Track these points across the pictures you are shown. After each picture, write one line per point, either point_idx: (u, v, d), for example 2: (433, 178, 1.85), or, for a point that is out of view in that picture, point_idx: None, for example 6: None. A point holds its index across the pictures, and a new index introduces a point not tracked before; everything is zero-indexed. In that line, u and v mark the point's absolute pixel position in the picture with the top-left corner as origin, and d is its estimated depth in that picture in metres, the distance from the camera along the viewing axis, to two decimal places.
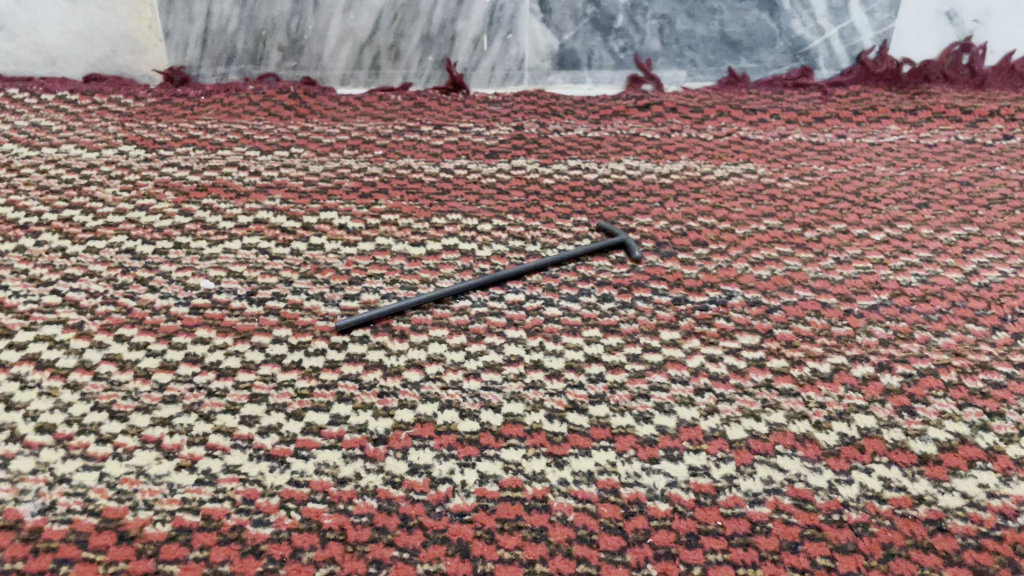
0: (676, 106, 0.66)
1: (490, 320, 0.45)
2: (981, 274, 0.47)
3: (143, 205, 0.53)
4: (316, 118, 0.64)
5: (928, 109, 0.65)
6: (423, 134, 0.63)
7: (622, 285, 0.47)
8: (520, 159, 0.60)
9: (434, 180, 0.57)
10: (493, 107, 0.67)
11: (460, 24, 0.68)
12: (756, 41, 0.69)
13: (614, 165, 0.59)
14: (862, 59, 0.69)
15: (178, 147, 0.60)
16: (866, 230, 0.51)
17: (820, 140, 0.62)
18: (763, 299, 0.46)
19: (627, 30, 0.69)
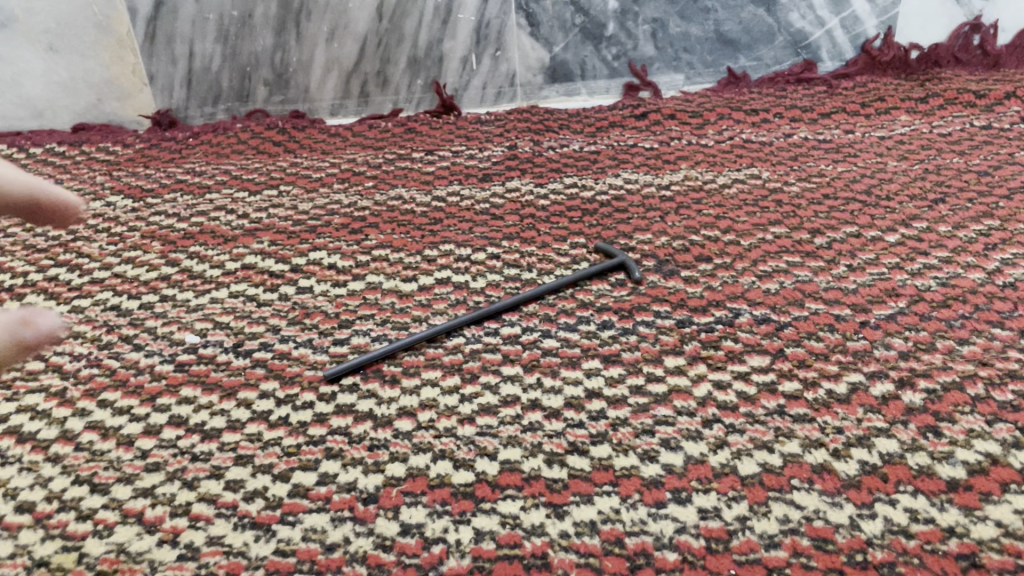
0: (675, 112, 0.64)
1: (486, 357, 0.43)
2: (1005, 272, 0.44)
3: (129, 257, 0.52)
4: (305, 152, 0.63)
5: (940, 96, 0.62)
6: (414, 162, 0.61)
7: (623, 309, 0.45)
8: (514, 180, 0.58)
9: (426, 210, 0.55)
10: (486, 127, 0.65)
11: (447, 44, 0.66)
12: (754, 38, 0.66)
13: (613, 180, 0.57)
14: (867, 48, 0.66)
15: (166, 193, 0.58)
16: (880, 232, 0.49)
17: (826, 137, 0.59)
18: (772, 316, 0.43)
19: (619, 37, 0.66)
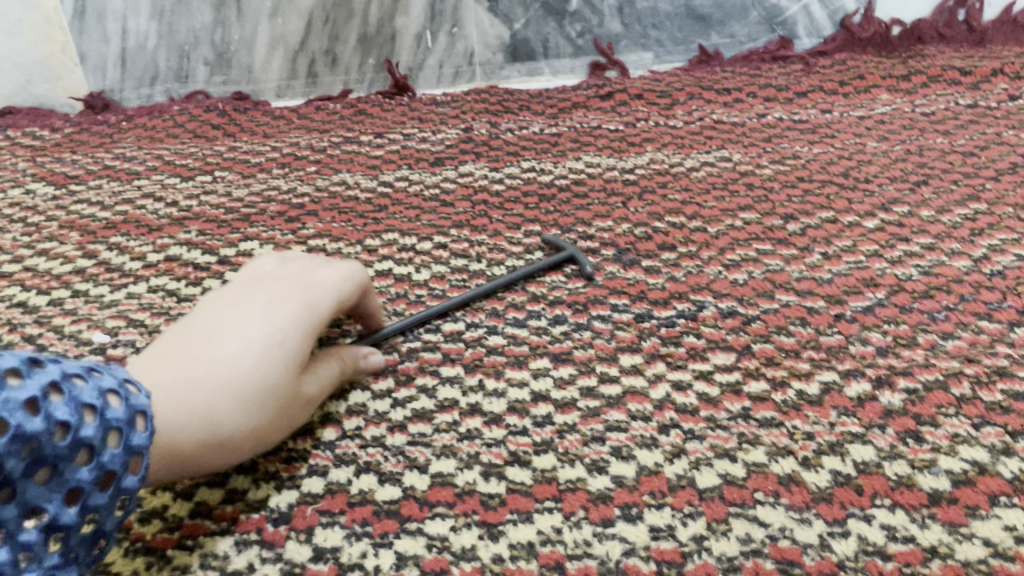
0: (642, 92, 0.60)
1: (424, 356, 0.39)
2: (993, 260, 0.41)
3: (44, 249, 0.48)
4: (246, 135, 0.59)
5: (923, 73, 0.58)
6: (362, 145, 0.57)
7: (577, 303, 0.41)
8: (468, 165, 0.54)
9: (371, 197, 0.51)
10: (442, 108, 0.61)
11: (399, 21, 0.62)
12: (727, 12, 0.63)
13: (573, 164, 0.53)
14: (846, 24, 0.62)
15: (91, 180, 0.54)
16: (857, 217, 0.45)
17: (802, 117, 0.55)
18: (739, 309, 0.40)
19: (583, 13, 0.63)
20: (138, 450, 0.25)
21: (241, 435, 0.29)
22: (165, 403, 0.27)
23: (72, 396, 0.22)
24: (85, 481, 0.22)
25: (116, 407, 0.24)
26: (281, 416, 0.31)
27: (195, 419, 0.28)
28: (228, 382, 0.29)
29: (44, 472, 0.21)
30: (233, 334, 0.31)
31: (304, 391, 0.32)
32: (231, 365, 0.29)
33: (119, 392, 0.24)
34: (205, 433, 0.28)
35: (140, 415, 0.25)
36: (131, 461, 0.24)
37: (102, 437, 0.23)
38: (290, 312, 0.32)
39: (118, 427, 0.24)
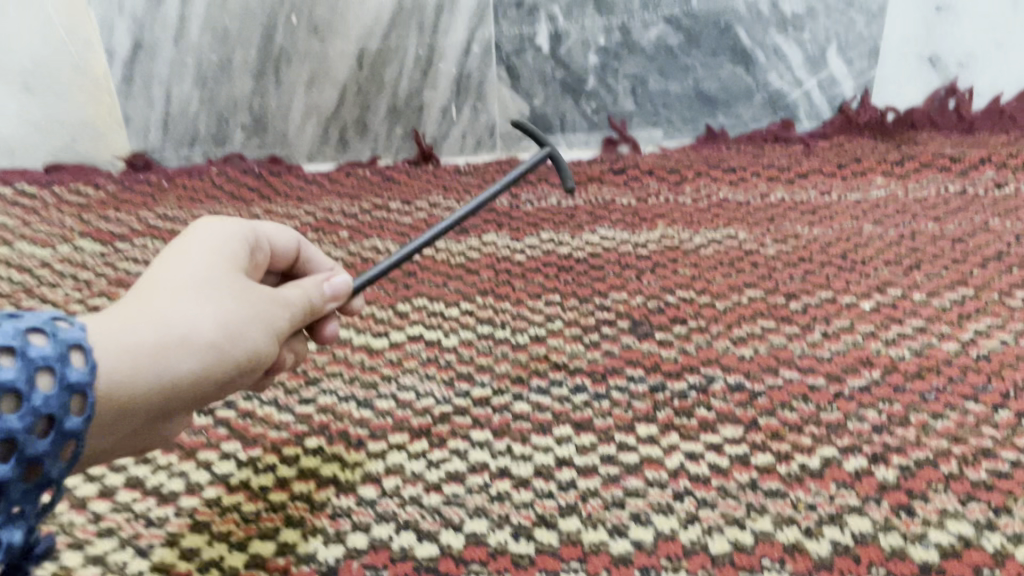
0: (653, 169, 0.64)
1: (455, 420, 0.42)
2: (979, 343, 0.44)
3: (94, 304, 0.51)
4: (281, 199, 0.63)
5: (915, 159, 0.62)
6: (391, 212, 0.61)
7: (596, 372, 0.45)
8: (491, 234, 0.58)
9: (400, 263, 0.55)
10: (464, 179, 0.65)
11: (426, 95, 0.67)
12: (732, 95, 0.67)
13: (589, 236, 0.57)
14: (844, 108, 0.67)
15: (137, 239, 0.58)
16: (855, 298, 0.49)
17: (803, 198, 0.59)
18: (746, 383, 0.43)
19: (598, 92, 0.67)
20: (78, 391, 0.22)
21: (208, 337, 0.27)
22: (112, 319, 0.25)
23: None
24: (1, 429, 0.20)
25: (30, 346, 0.22)
26: (246, 315, 0.29)
27: (148, 328, 0.25)
28: (167, 290, 0.27)
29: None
30: (158, 265, 0.28)
31: (263, 297, 0.30)
32: (170, 276, 0.28)
33: (44, 332, 0.22)
34: (163, 338, 0.25)
35: (79, 353, 0.23)
36: (70, 403, 0.22)
37: (23, 377, 0.21)
38: (217, 239, 0.31)
39: (40, 367, 0.21)
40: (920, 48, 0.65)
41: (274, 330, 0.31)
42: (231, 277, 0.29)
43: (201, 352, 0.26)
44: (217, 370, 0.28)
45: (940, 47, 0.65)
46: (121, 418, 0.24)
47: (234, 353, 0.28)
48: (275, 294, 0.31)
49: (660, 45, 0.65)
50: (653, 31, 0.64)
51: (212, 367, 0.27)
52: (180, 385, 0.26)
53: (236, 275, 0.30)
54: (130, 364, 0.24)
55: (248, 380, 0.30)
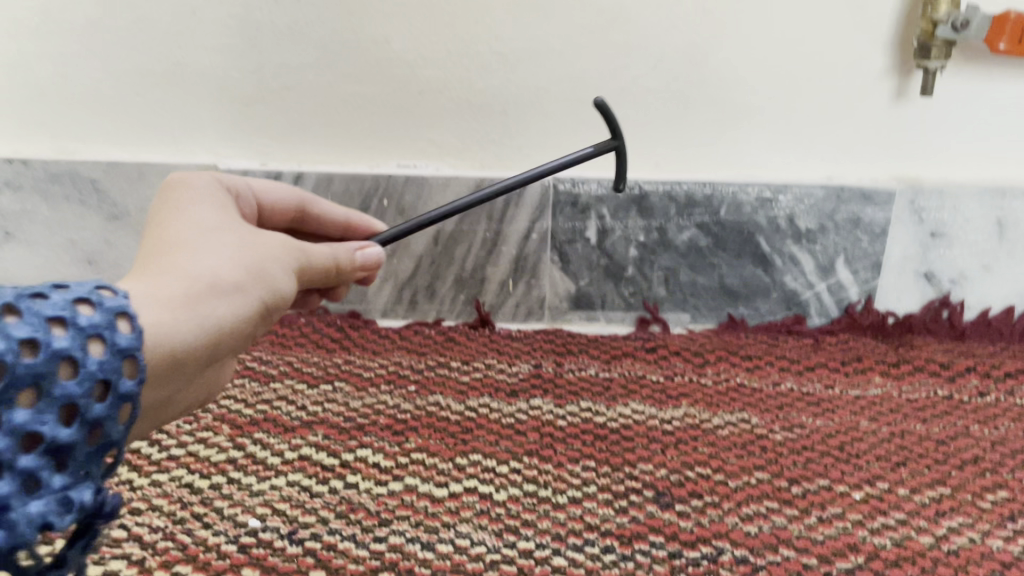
0: (680, 349, 0.74)
1: (503, 567, 0.49)
2: (952, 539, 0.52)
3: (202, 437, 0.61)
4: (358, 351, 0.73)
5: (909, 362, 0.71)
6: (452, 371, 0.71)
7: (624, 535, 0.53)
8: (537, 398, 0.67)
9: (458, 418, 0.64)
10: (516, 343, 0.75)
11: (489, 270, 0.78)
12: (752, 291, 0.77)
13: (622, 408, 0.66)
14: (849, 310, 0.77)
15: (236, 378, 0.68)
16: (848, 487, 0.57)
17: (809, 390, 0.68)
18: (750, 557, 0.51)
19: (636, 279, 0.77)
20: (127, 348, 0.32)
21: (232, 276, 0.40)
22: (153, 282, 0.37)
23: (45, 315, 0.30)
24: (75, 389, 0.30)
25: (90, 317, 0.31)
26: (252, 257, 0.43)
27: (183, 278, 0.38)
28: (186, 251, 0.40)
29: (40, 387, 0.29)
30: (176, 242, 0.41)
31: (269, 248, 0.45)
32: (188, 247, 0.41)
33: (95, 303, 0.32)
34: (189, 287, 0.38)
35: (123, 318, 0.33)
36: (122, 359, 0.32)
37: (80, 348, 0.30)
38: (208, 209, 0.45)
39: (98, 333, 0.31)
40: (917, 265, 0.75)
41: (288, 264, 0.45)
42: (241, 238, 0.43)
43: (228, 289, 0.40)
44: (245, 301, 0.41)
45: (934, 266, 0.75)
46: (176, 359, 0.36)
47: (253, 286, 0.42)
48: (278, 238, 0.46)
49: (691, 245, 0.76)
50: (685, 232, 0.75)
51: (241, 295, 0.41)
52: (221, 317, 0.39)
53: (232, 233, 0.43)
54: (182, 307, 0.37)
55: (274, 308, 0.44)
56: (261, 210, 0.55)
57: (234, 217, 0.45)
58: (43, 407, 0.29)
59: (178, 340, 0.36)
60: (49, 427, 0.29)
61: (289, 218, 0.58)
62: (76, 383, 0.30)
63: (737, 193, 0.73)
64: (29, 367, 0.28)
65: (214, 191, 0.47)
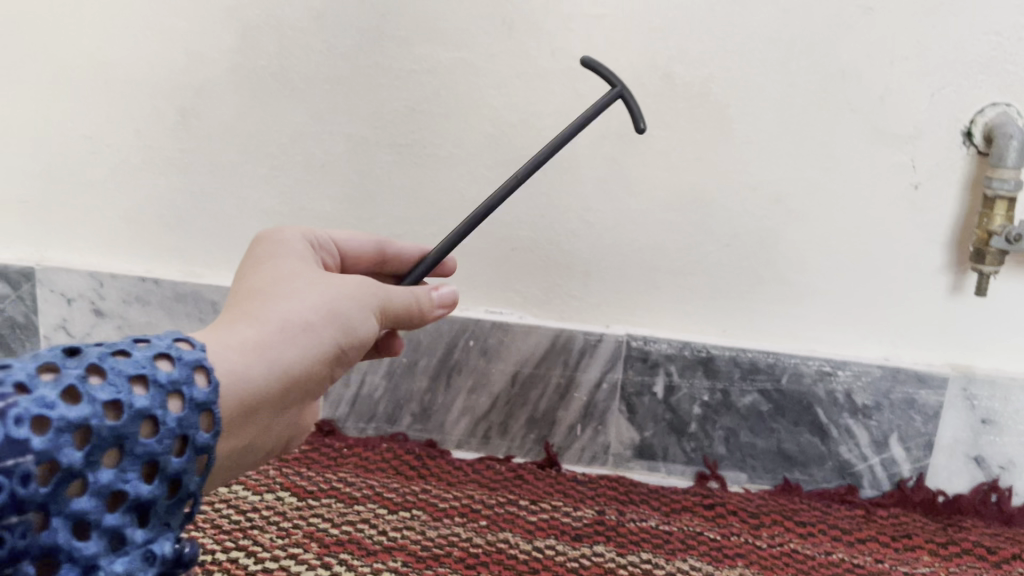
0: (737, 509, 0.78)
1: None
2: None
3: (292, 551, 0.67)
4: (434, 480, 0.79)
5: (957, 543, 0.74)
6: (522, 509, 0.76)
7: None
8: (600, 544, 0.71)
9: (526, 558, 0.69)
10: (580, 486, 0.80)
11: (560, 412, 0.84)
12: (807, 458, 0.81)
13: (681, 563, 0.70)
14: (901, 484, 0.80)
15: (324, 497, 0.75)
16: None
17: (860, 561, 0.72)
18: None
19: (698, 434, 0.82)
20: (201, 402, 0.38)
21: (300, 319, 0.47)
22: (230, 328, 0.45)
23: (128, 376, 0.36)
24: (155, 446, 0.36)
25: (168, 373, 0.37)
26: (325, 299, 0.49)
27: (253, 325, 0.45)
28: (262, 299, 0.48)
29: (123, 447, 0.35)
30: (256, 289, 0.49)
31: (340, 283, 0.51)
32: (265, 293, 0.48)
33: (173, 359, 0.38)
34: (261, 336, 0.45)
35: (198, 371, 0.39)
36: (196, 412, 0.38)
37: (160, 407, 0.36)
38: (288, 259, 0.53)
39: (174, 389, 0.37)
40: (967, 448, 0.79)
41: (364, 299, 0.51)
42: (314, 279, 0.50)
43: (297, 327, 0.47)
44: (316, 342, 0.48)
45: (984, 450, 0.78)
46: (252, 396, 0.43)
47: (325, 321, 0.48)
48: (354, 276, 0.52)
49: (752, 409, 0.81)
50: (747, 396, 0.80)
51: (313, 333, 0.47)
52: (294, 353, 0.46)
53: (306, 276, 0.50)
54: (252, 350, 0.44)
55: (355, 340, 0.51)
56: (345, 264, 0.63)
57: (311, 265, 0.53)
58: (126, 461, 0.35)
59: (253, 379, 0.43)
60: (130, 478, 0.35)
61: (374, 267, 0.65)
62: (155, 438, 0.36)
63: (799, 365, 0.79)
64: (116, 426, 0.34)
65: (296, 246, 0.55)
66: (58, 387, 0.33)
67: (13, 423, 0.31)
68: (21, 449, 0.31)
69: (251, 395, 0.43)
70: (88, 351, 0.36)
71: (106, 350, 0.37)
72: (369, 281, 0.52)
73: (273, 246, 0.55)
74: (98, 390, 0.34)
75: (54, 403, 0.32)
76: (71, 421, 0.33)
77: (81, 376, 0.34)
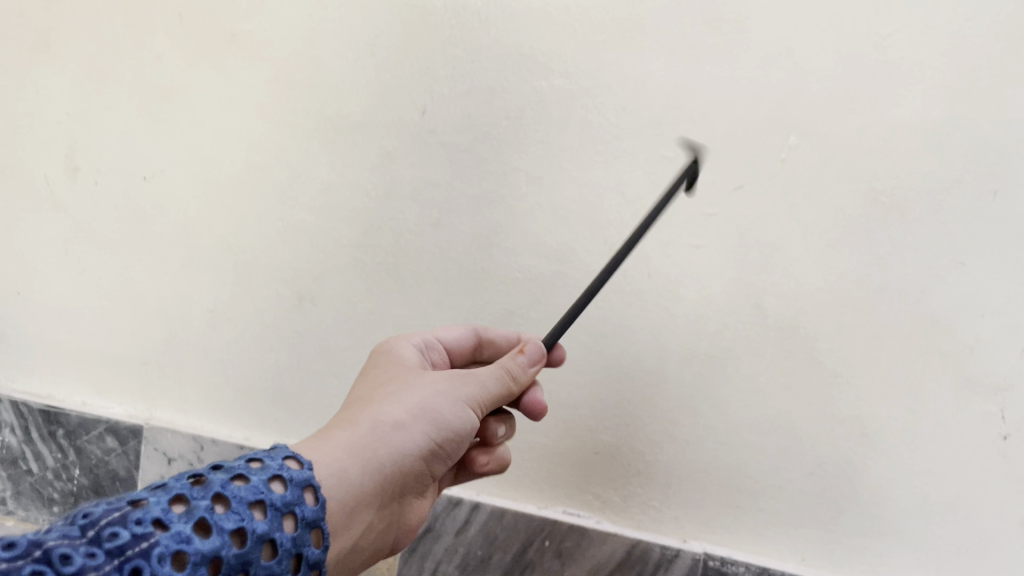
0: None
1: None
2: None
3: None
4: None
5: None
6: None
7: None
8: None
9: None
10: None
11: None
12: None
13: None
14: None
15: None
16: None
17: None
18: None
19: None
20: (308, 518, 0.52)
21: (388, 422, 0.62)
22: (338, 435, 0.61)
23: (248, 505, 0.49)
24: (276, 565, 0.49)
25: (275, 496, 0.51)
26: (411, 402, 0.64)
27: (352, 431, 0.61)
28: (360, 412, 0.64)
29: (250, 571, 0.48)
30: (361, 402, 0.65)
31: (421, 388, 0.66)
32: (367, 405, 0.64)
33: (283, 481, 0.53)
34: (358, 438, 0.60)
35: (304, 492, 0.53)
36: (304, 527, 0.52)
37: (276, 530, 0.50)
38: (384, 376, 0.69)
39: (286, 509, 0.51)
40: None
41: (445, 388, 0.66)
42: (401, 388, 0.66)
43: (386, 428, 0.62)
44: (405, 437, 0.62)
45: None
46: (358, 481, 0.58)
47: (411, 420, 0.63)
48: (436, 378, 0.67)
49: None
50: None
51: (402, 431, 0.62)
52: (385, 448, 0.61)
53: (394, 387, 0.66)
54: (350, 452, 0.59)
55: (446, 434, 0.64)
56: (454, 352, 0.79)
57: (405, 373, 0.69)
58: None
59: (352, 473, 0.58)
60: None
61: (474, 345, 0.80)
62: (273, 557, 0.49)
63: None
64: (241, 552, 0.47)
65: (398, 358, 0.72)
66: (189, 522, 0.46)
67: (159, 560, 0.43)
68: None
69: (355, 486, 0.58)
70: (209, 483, 0.49)
71: (224, 479, 0.50)
72: (453, 375, 0.67)
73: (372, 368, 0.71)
74: (218, 522, 0.47)
75: (189, 538, 0.45)
76: (206, 553, 0.45)
77: (208, 507, 0.47)
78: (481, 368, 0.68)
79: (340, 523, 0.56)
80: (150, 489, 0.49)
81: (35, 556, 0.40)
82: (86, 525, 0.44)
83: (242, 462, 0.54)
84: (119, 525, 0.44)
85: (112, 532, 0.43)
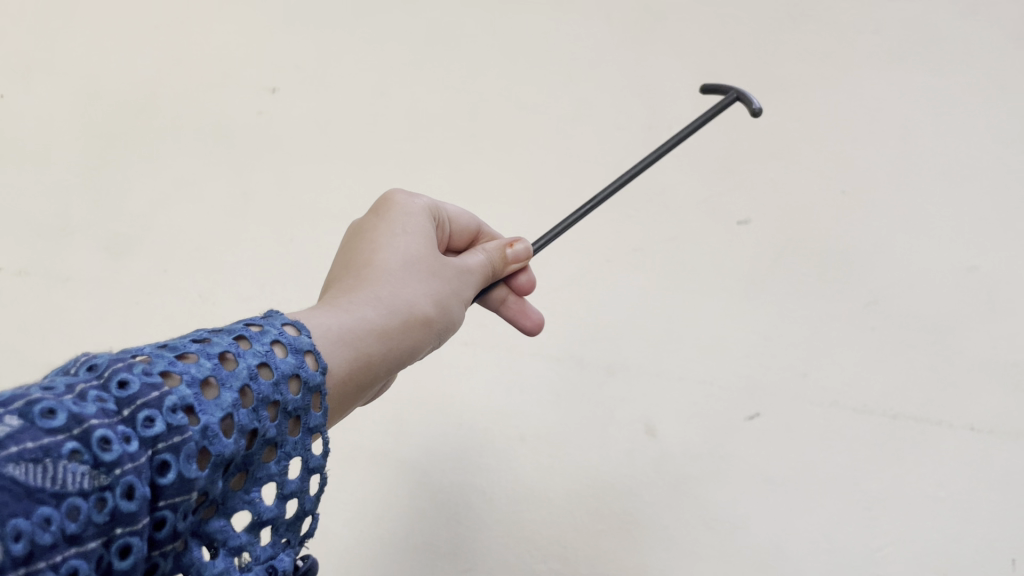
0: None
1: None
2: None
3: None
4: None
5: None
6: None
7: None
8: None
9: None
10: None
11: None
12: None
13: None
14: None
15: None
16: None
17: None
18: None
19: None
20: (311, 425, 0.41)
21: (419, 314, 0.53)
22: (359, 306, 0.50)
23: (266, 402, 0.38)
24: (274, 468, 0.39)
25: (292, 397, 0.40)
26: (439, 293, 0.56)
27: (380, 312, 0.50)
28: (390, 289, 0.53)
29: (251, 473, 0.38)
30: (387, 270, 0.54)
31: (447, 279, 0.57)
32: (394, 279, 0.53)
33: (300, 381, 0.40)
34: (389, 320, 0.51)
35: (315, 396, 0.41)
36: (307, 434, 0.41)
37: (283, 436, 0.39)
38: (406, 237, 0.57)
39: (294, 414, 0.40)
40: None
41: (461, 288, 0.59)
42: (432, 271, 0.56)
43: (418, 317, 0.53)
44: (426, 333, 0.54)
45: None
46: (380, 366, 0.49)
47: (436, 315, 0.55)
48: (457, 272, 0.59)
49: None
50: None
51: (428, 324, 0.54)
52: (411, 339, 0.52)
53: (425, 264, 0.56)
54: (379, 335, 0.49)
55: (448, 330, 0.58)
56: (450, 229, 0.65)
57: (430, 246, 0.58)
58: (251, 485, 0.38)
59: (377, 359, 0.49)
60: (254, 499, 0.38)
61: (470, 238, 0.67)
62: (273, 461, 0.39)
63: None
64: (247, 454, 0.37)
65: (419, 217, 0.60)
66: (218, 414, 0.35)
67: (186, 461, 0.32)
68: (189, 487, 0.33)
69: (374, 371, 0.49)
70: (237, 366, 0.37)
71: (252, 365, 0.38)
72: (460, 269, 0.59)
73: (376, 222, 0.58)
74: (241, 419, 0.36)
75: (216, 436, 0.34)
76: (224, 457, 0.35)
77: (235, 403, 0.36)
78: (475, 264, 0.61)
79: (350, 402, 0.48)
80: (171, 351, 0.36)
81: (73, 433, 0.29)
82: (119, 398, 0.32)
83: (265, 334, 0.40)
84: (155, 408, 0.32)
85: (148, 415, 0.32)
